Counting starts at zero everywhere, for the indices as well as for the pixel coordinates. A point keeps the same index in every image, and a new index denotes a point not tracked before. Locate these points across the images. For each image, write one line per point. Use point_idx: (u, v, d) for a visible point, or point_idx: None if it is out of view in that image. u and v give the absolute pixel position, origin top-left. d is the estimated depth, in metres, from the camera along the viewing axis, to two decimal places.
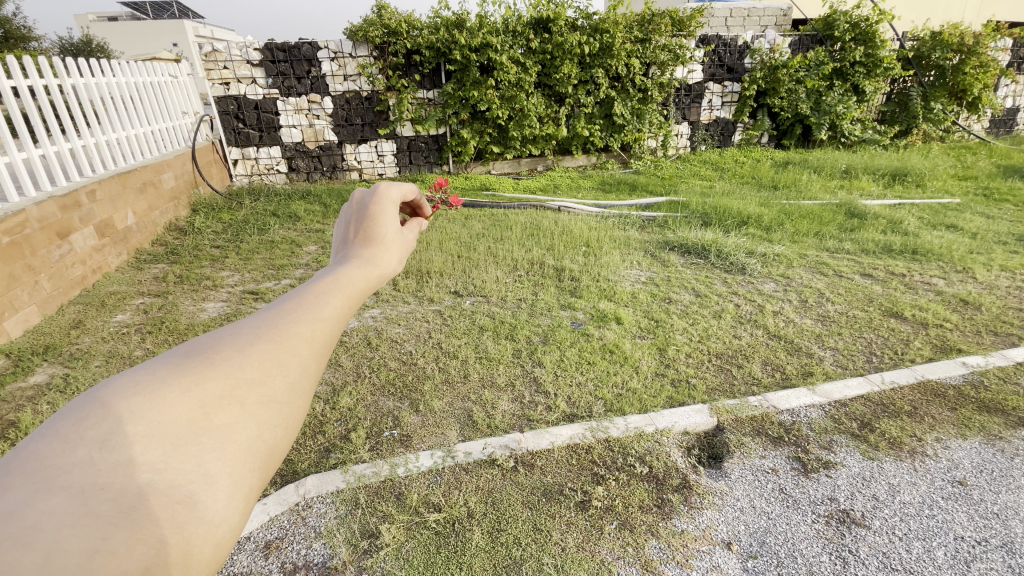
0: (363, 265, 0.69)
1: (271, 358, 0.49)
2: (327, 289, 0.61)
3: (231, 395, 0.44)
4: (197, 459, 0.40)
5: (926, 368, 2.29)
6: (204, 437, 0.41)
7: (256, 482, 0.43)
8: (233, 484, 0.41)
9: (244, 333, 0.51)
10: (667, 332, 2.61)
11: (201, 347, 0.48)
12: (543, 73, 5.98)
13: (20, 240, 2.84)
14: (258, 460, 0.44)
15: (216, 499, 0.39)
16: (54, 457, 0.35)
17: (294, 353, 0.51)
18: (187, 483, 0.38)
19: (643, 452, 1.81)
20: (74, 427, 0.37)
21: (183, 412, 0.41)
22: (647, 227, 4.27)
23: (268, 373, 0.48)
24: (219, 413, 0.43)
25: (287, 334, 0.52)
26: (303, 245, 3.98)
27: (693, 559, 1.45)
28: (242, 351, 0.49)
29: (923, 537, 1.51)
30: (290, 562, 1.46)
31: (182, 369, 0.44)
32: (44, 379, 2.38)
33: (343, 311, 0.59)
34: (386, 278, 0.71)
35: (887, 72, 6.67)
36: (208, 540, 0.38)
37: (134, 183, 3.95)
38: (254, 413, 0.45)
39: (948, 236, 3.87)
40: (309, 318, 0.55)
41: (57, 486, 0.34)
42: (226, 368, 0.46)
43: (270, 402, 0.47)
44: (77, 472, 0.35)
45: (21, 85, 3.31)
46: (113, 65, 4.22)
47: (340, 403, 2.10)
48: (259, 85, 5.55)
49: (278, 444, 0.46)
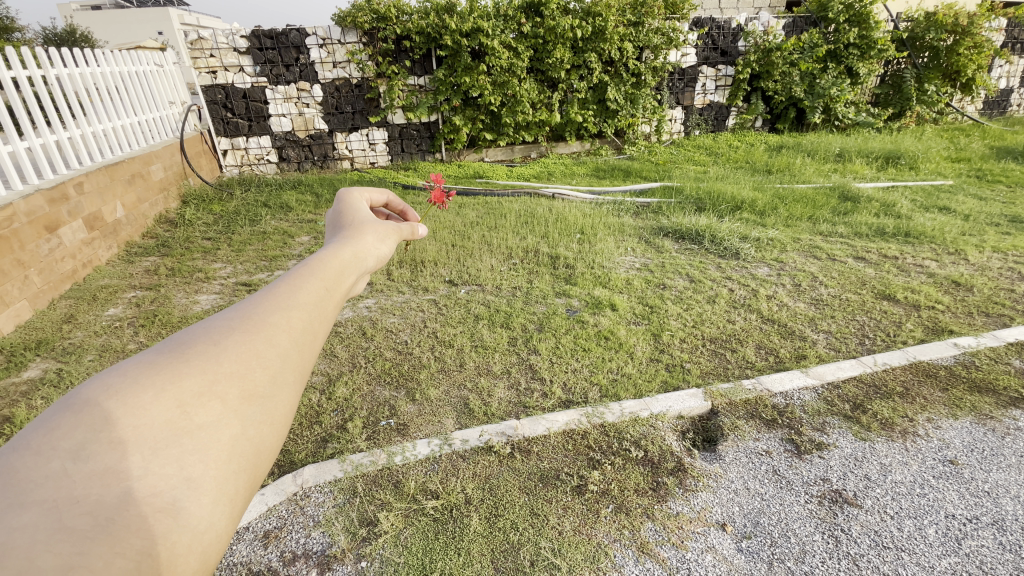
0: (336, 250, 0.68)
1: (248, 350, 0.48)
2: (302, 278, 0.60)
3: (209, 391, 0.44)
4: (177, 463, 0.39)
5: (917, 349, 2.31)
6: (184, 439, 0.40)
7: (242, 484, 0.43)
8: (216, 489, 0.41)
9: (219, 327, 0.50)
10: (661, 317, 2.62)
11: (173, 344, 0.47)
12: (535, 58, 5.90)
13: (8, 234, 2.80)
14: (244, 459, 0.44)
15: (200, 505, 0.39)
16: (26, 471, 0.34)
17: (272, 343, 0.50)
18: (170, 489, 0.38)
19: (638, 436, 1.83)
20: (44, 438, 0.36)
21: (159, 414, 0.40)
22: (641, 214, 4.27)
23: (247, 366, 0.47)
24: (199, 412, 0.42)
25: (262, 324, 0.52)
26: (295, 235, 3.95)
27: (689, 540, 1.47)
28: (218, 345, 0.48)
29: (914, 516, 1.54)
30: (289, 551, 1.46)
31: (156, 368, 0.43)
32: (37, 374, 2.37)
33: (319, 297, 0.58)
34: (361, 261, 0.71)
35: (881, 54, 6.64)
36: (193, 548, 0.38)
37: (122, 175, 3.89)
38: (235, 409, 0.44)
39: (941, 218, 3.88)
40: (285, 308, 0.55)
41: (28, 502, 0.33)
42: (202, 364, 0.45)
43: (251, 397, 0.46)
44: (51, 485, 0.34)
45: (4, 76, 3.24)
46: (97, 54, 4.13)
47: (336, 393, 2.09)
48: (247, 74, 5.47)
49: (263, 440, 0.46)
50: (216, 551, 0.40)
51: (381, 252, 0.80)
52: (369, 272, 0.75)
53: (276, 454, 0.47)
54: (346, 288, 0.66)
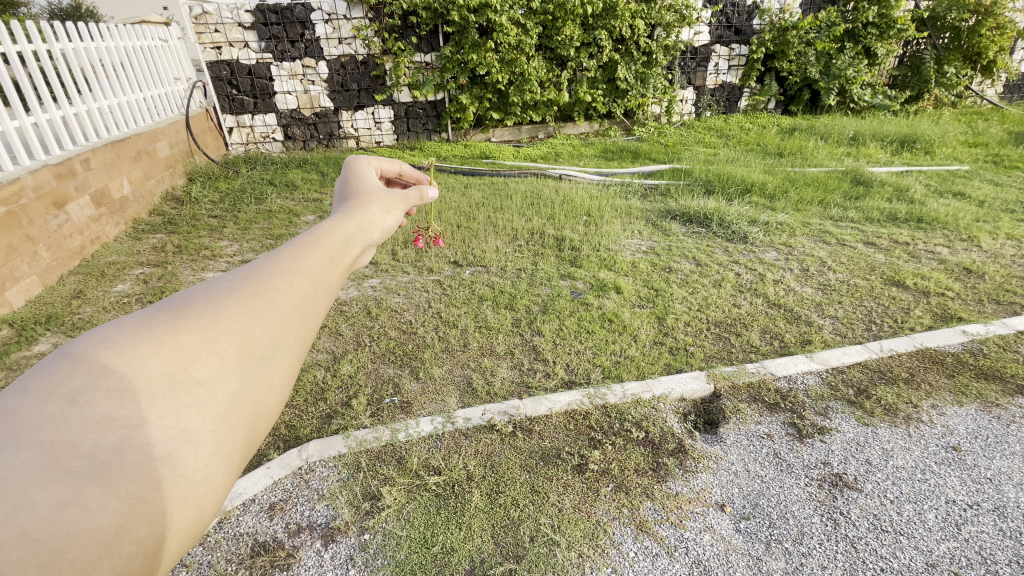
0: (340, 220, 0.68)
1: (249, 312, 0.48)
2: (306, 246, 0.59)
3: (209, 347, 0.44)
4: (174, 415, 0.39)
5: (925, 336, 2.29)
6: (183, 392, 0.40)
7: (240, 441, 0.43)
8: (213, 443, 0.41)
9: (221, 287, 0.50)
10: (666, 301, 2.61)
11: (175, 301, 0.47)
12: (544, 35, 5.78)
13: (16, 210, 2.82)
14: (241, 417, 0.44)
15: (197, 457, 0.39)
16: (22, 412, 0.35)
17: (274, 307, 0.50)
18: (167, 439, 0.38)
19: (639, 418, 1.83)
20: (42, 381, 0.36)
21: (158, 365, 0.40)
22: (649, 196, 4.22)
23: (248, 327, 0.47)
24: (197, 367, 0.42)
25: (265, 287, 0.51)
26: (301, 214, 3.93)
27: (687, 520, 1.48)
28: (219, 305, 0.47)
29: (914, 501, 1.54)
30: (294, 523, 1.50)
31: (156, 323, 0.43)
32: (47, 348, 2.40)
33: (322, 266, 0.58)
34: (367, 233, 0.70)
35: (900, 33, 6.44)
36: (189, 497, 0.39)
37: (128, 152, 3.88)
38: (234, 367, 0.44)
39: (955, 204, 3.81)
40: (288, 273, 0.54)
41: (23, 441, 0.33)
42: (202, 322, 0.45)
43: (251, 356, 0.46)
44: (48, 428, 0.34)
45: (10, 51, 3.22)
46: (101, 28, 4.09)
47: (340, 370, 2.11)
48: (252, 49, 5.38)
49: (263, 401, 0.46)
50: (212, 504, 0.41)
51: (388, 223, 0.79)
52: (374, 246, 0.74)
53: (275, 415, 0.47)
54: (352, 258, 0.65)
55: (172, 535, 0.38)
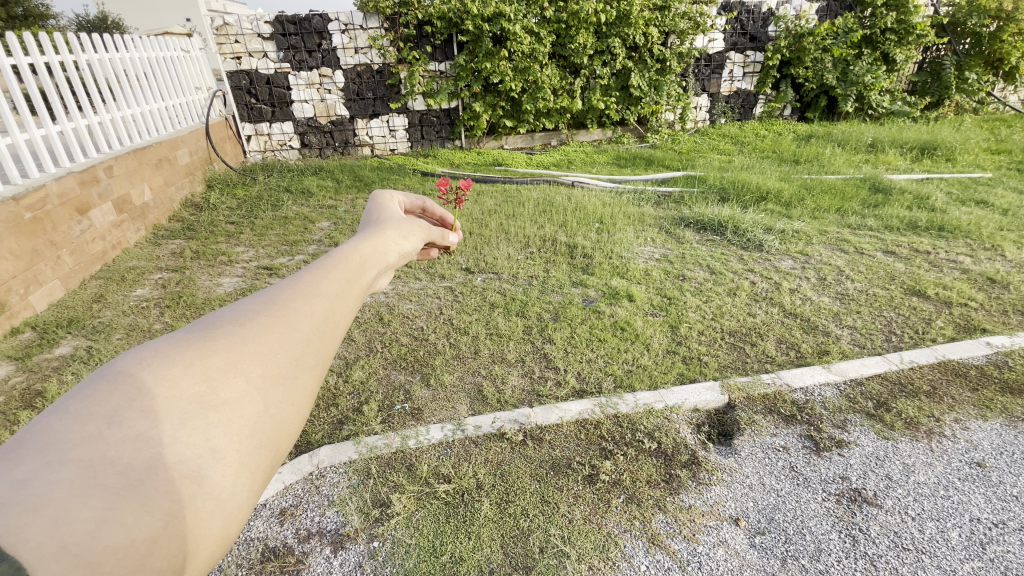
0: (357, 244, 0.68)
1: (271, 334, 0.48)
2: (326, 269, 0.60)
3: (235, 367, 0.44)
4: (202, 434, 0.39)
5: (947, 347, 2.23)
6: (211, 412, 0.40)
7: (262, 459, 0.43)
8: (239, 461, 0.41)
9: (246, 310, 0.50)
10: (680, 309, 2.58)
11: (203, 324, 0.47)
12: (558, 43, 5.81)
13: (41, 216, 2.89)
14: (265, 436, 0.43)
15: (225, 474, 0.40)
16: (65, 431, 0.36)
17: (297, 328, 0.50)
18: (195, 458, 0.38)
19: (652, 429, 1.81)
20: (83, 402, 0.37)
21: (189, 386, 0.41)
22: (663, 203, 4.19)
23: (270, 348, 0.47)
24: (224, 387, 0.42)
25: (287, 309, 0.52)
26: (316, 221, 3.98)
27: (700, 534, 1.45)
28: (243, 327, 0.48)
29: (936, 518, 1.50)
30: (305, 529, 1.50)
31: (187, 344, 0.44)
32: (68, 351, 2.46)
33: (342, 288, 0.58)
34: (383, 255, 0.71)
35: (920, 39, 6.34)
36: (215, 515, 0.39)
37: (149, 159, 3.97)
38: (258, 387, 0.44)
39: (977, 212, 3.72)
40: (309, 296, 0.55)
41: (67, 458, 0.34)
42: (228, 343, 0.45)
43: (274, 377, 0.46)
44: (87, 446, 0.35)
45: (37, 62, 3.31)
46: (126, 40, 4.20)
47: (352, 376, 2.13)
48: (271, 59, 5.49)
49: (285, 420, 0.46)
50: (234, 521, 0.41)
51: (404, 250, 0.79)
52: (390, 269, 0.74)
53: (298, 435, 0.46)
54: (369, 281, 0.65)
55: (197, 547, 0.38)
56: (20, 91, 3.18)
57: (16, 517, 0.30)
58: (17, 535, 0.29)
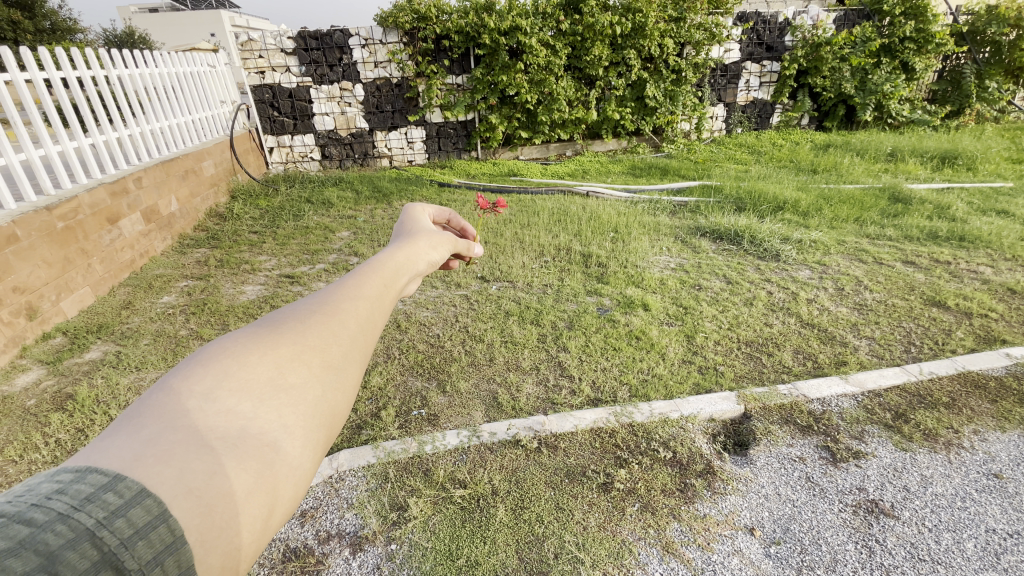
0: (394, 253, 0.73)
1: (326, 329, 0.53)
2: (368, 274, 0.65)
3: (299, 356, 0.49)
4: (276, 412, 0.44)
5: (967, 358, 2.19)
6: (282, 393, 0.45)
7: (323, 436, 0.47)
8: (308, 436, 0.45)
9: (304, 308, 0.55)
10: (695, 319, 2.58)
11: (270, 321, 0.53)
12: (573, 55, 5.88)
13: (73, 225, 3.02)
14: (324, 417, 0.48)
15: (296, 447, 0.44)
16: (168, 406, 0.41)
17: (346, 325, 0.55)
18: (271, 432, 0.43)
19: (666, 438, 1.82)
20: (180, 382, 0.43)
21: (263, 371, 0.46)
22: (678, 213, 4.20)
23: (326, 341, 0.52)
24: (291, 373, 0.47)
25: (339, 308, 0.57)
26: (336, 230, 4.08)
27: (715, 542, 1.46)
28: (302, 323, 0.53)
29: (953, 529, 1.48)
30: (324, 530, 1.54)
31: (258, 336, 0.49)
32: (98, 356, 2.56)
33: (382, 292, 0.63)
34: (415, 265, 0.75)
35: (939, 48, 6.27)
36: (292, 480, 0.43)
37: (176, 171, 4.12)
38: (318, 375, 0.49)
39: (999, 222, 3.66)
40: (356, 297, 0.59)
41: (179, 425, 0.40)
42: (291, 336, 0.51)
43: (331, 366, 0.51)
44: (189, 417, 0.41)
45: (69, 77, 3.46)
46: (155, 56, 4.37)
47: (371, 382, 2.17)
48: (293, 73, 5.66)
49: (340, 405, 0.50)
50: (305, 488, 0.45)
51: (434, 260, 0.84)
52: (421, 276, 0.79)
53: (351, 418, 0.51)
54: (403, 286, 0.70)
55: (280, 504, 0.42)
56: (53, 105, 3.34)
57: (147, 468, 0.37)
58: (151, 480, 0.36)
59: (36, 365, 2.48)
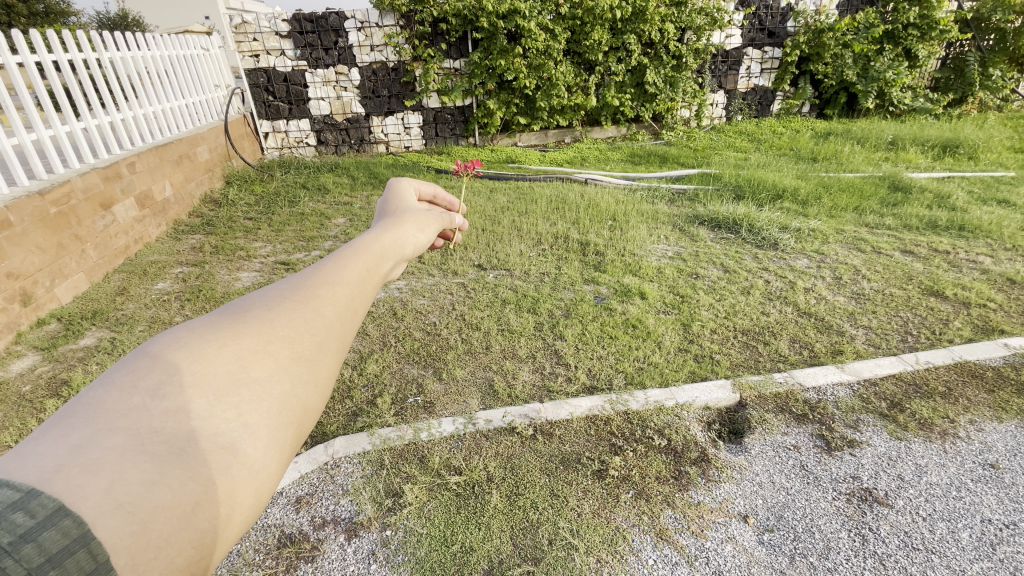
0: (376, 235, 0.71)
1: (298, 318, 0.52)
2: (347, 258, 0.63)
3: (263, 349, 0.47)
4: (234, 410, 0.43)
5: (964, 348, 2.20)
6: (242, 390, 0.44)
7: (291, 434, 0.46)
8: (269, 435, 0.44)
9: (274, 296, 0.54)
10: (692, 307, 2.57)
11: (234, 309, 0.51)
12: (573, 40, 5.79)
13: (66, 211, 2.98)
14: (292, 413, 0.47)
15: (255, 447, 0.43)
16: (114, 403, 0.40)
17: (319, 313, 0.54)
18: (228, 432, 0.42)
19: (662, 425, 1.82)
20: (127, 377, 0.41)
21: (222, 366, 0.44)
22: (677, 201, 4.17)
23: (295, 331, 0.51)
24: (254, 366, 0.46)
25: (312, 295, 0.55)
26: (332, 217, 4.04)
27: (709, 530, 1.46)
28: (270, 311, 0.51)
29: (948, 519, 1.49)
30: (320, 517, 1.54)
31: (218, 327, 0.48)
32: (93, 342, 2.54)
33: (361, 277, 0.61)
34: (401, 247, 0.73)
35: (943, 35, 6.20)
36: (249, 484, 0.42)
37: (170, 156, 4.06)
38: (285, 368, 0.48)
39: (999, 212, 3.64)
40: (332, 283, 0.58)
41: (117, 427, 0.38)
42: (257, 327, 0.49)
43: (300, 359, 0.49)
44: (135, 416, 0.39)
45: (61, 60, 3.39)
46: (148, 38, 4.29)
47: (367, 369, 2.17)
48: (288, 57, 5.57)
49: (310, 400, 0.49)
50: (269, 489, 0.44)
51: (421, 239, 0.82)
52: (407, 259, 0.77)
53: (321, 414, 0.50)
54: (386, 271, 0.68)
55: (238, 510, 0.41)
56: (45, 88, 3.27)
57: (71, 479, 0.34)
58: (74, 495, 0.33)
59: (31, 352, 2.46)
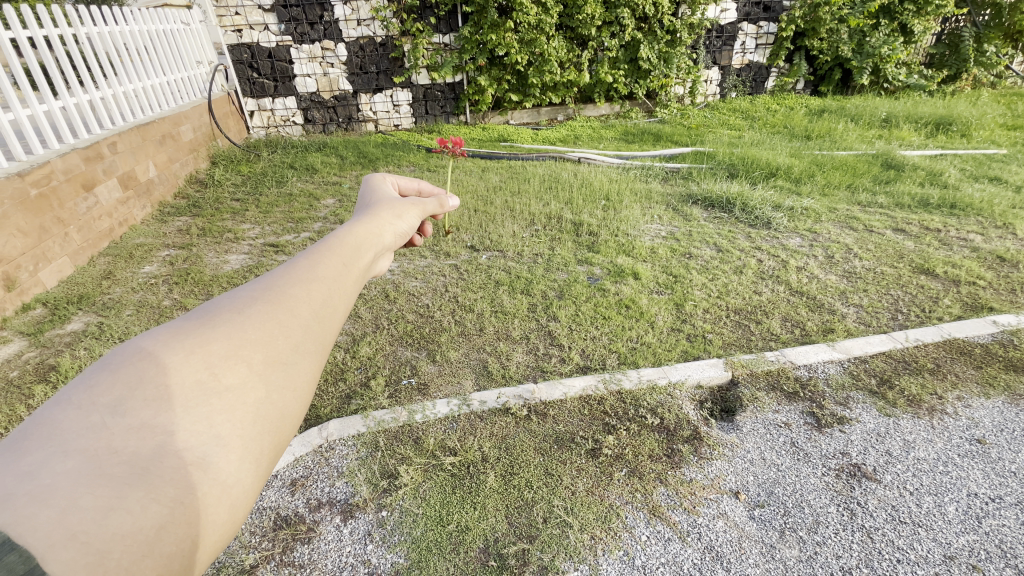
0: (351, 228, 0.69)
1: (271, 321, 0.50)
2: (321, 254, 0.61)
3: (235, 355, 0.46)
4: (205, 421, 0.41)
5: (953, 326, 2.22)
6: (214, 398, 0.43)
7: (268, 444, 0.45)
8: (243, 446, 0.43)
9: (244, 298, 0.52)
10: (685, 287, 2.57)
11: (200, 314, 0.50)
12: (565, 14, 5.66)
13: (47, 192, 2.90)
14: (267, 422, 0.46)
15: (228, 461, 0.42)
16: (70, 423, 0.38)
17: (294, 314, 0.52)
18: (199, 445, 0.41)
19: (655, 404, 1.83)
20: (83, 394, 0.40)
21: (189, 374, 0.43)
22: (670, 179, 4.15)
23: (269, 334, 0.49)
24: (226, 374, 0.45)
25: (283, 295, 0.54)
26: (321, 198, 3.97)
27: (700, 506, 1.49)
28: (241, 315, 0.50)
29: (934, 492, 1.52)
30: (315, 499, 1.55)
31: (184, 334, 0.46)
32: (80, 327, 2.50)
33: (336, 273, 0.59)
34: (379, 238, 0.72)
35: (938, 10, 6.13)
36: (222, 500, 0.41)
37: (152, 135, 3.95)
38: (259, 373, 0.47)
39: (990, 189, 3.65)
40: (305, 280, 0.56)
41: (72, 449, 0.37)
42: (226, 332, 0.48)
43: (275, 363, 0.48)
44: (93, 436, 0.38)
45: (36, 36, 3.24)
46: (126, 12, 4.12)
47: (360, 352, 2.15)
48: (272, 32, 5.39)
49: (287, 406, 0.48)
50: (242, 506, 0.42)
51: (401, 230, 0.80)
52: (388, 250, 0.76)
53: (299, 419, 0.48)
54: (365, 263, 0.66)
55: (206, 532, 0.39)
56: (20, 65, 3.13)
57: (19, 509, 0.32)
58: (22, 525, 0.31)
59: (17, 337, 2.42)
